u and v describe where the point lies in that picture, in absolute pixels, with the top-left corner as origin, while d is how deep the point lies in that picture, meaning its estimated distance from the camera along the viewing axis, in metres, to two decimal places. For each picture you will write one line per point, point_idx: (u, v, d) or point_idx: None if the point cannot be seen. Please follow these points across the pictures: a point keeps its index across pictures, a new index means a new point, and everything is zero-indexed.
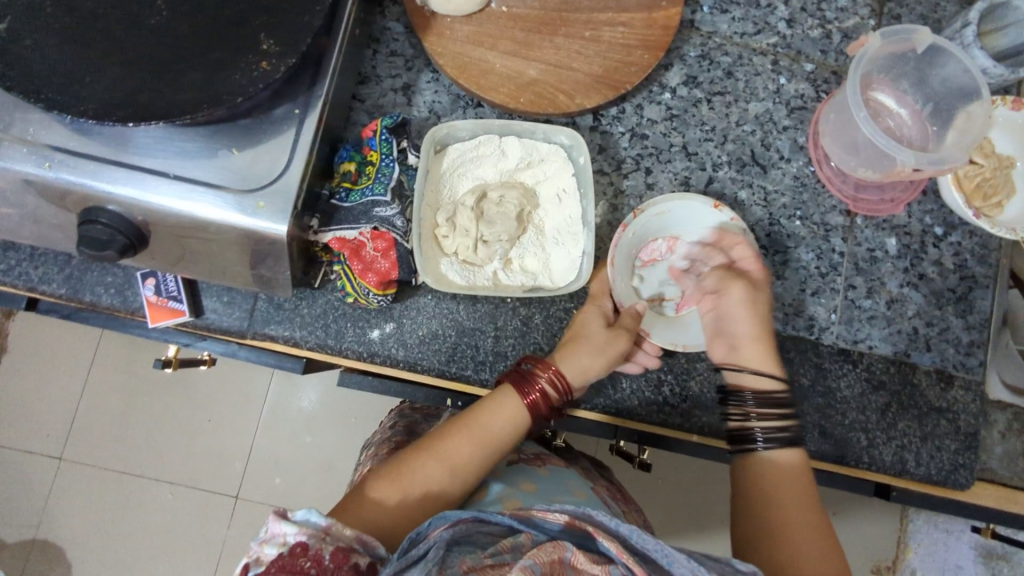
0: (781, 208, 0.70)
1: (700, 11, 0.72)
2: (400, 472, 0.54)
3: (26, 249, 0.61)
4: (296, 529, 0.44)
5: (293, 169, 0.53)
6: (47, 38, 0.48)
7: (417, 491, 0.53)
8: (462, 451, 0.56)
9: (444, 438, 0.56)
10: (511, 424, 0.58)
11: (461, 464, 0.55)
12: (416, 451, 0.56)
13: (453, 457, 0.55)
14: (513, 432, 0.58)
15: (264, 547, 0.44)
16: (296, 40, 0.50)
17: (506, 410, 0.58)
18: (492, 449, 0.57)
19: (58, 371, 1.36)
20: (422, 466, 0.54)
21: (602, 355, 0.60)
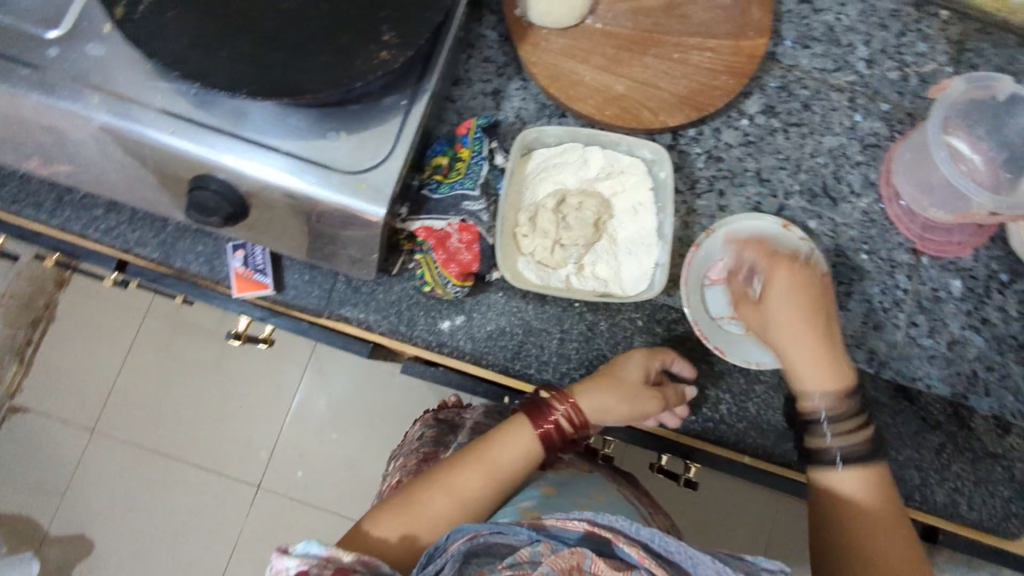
0: (848, 241, 0.71)
1: (782, 45, 0.74)
2: (408, 505, 0.55)
3: (126, 212, 0.64)
4: (297, 561, 0.46)
5: (396, 157, 0.55)
6: (188, 14, 0.51)
7: (425, 526, 0.54)
8: (471, 485, 0.56)
9: (452, 471, 0.57)
10: (521, 458, 0.59)
11: (470, 498, 0.56)
12: (426, 483, 0.56)
13: (462, 491, 0.56)
14: (523, 466, 0.59)
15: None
16: (415, 35, 0.53)
17: (517, 445, 0.59)
18: (502, 482, 0.58)
19: (101, 342, 1.39)
20: (430, 500, 0.55)
21: (627, 404, 0.61)
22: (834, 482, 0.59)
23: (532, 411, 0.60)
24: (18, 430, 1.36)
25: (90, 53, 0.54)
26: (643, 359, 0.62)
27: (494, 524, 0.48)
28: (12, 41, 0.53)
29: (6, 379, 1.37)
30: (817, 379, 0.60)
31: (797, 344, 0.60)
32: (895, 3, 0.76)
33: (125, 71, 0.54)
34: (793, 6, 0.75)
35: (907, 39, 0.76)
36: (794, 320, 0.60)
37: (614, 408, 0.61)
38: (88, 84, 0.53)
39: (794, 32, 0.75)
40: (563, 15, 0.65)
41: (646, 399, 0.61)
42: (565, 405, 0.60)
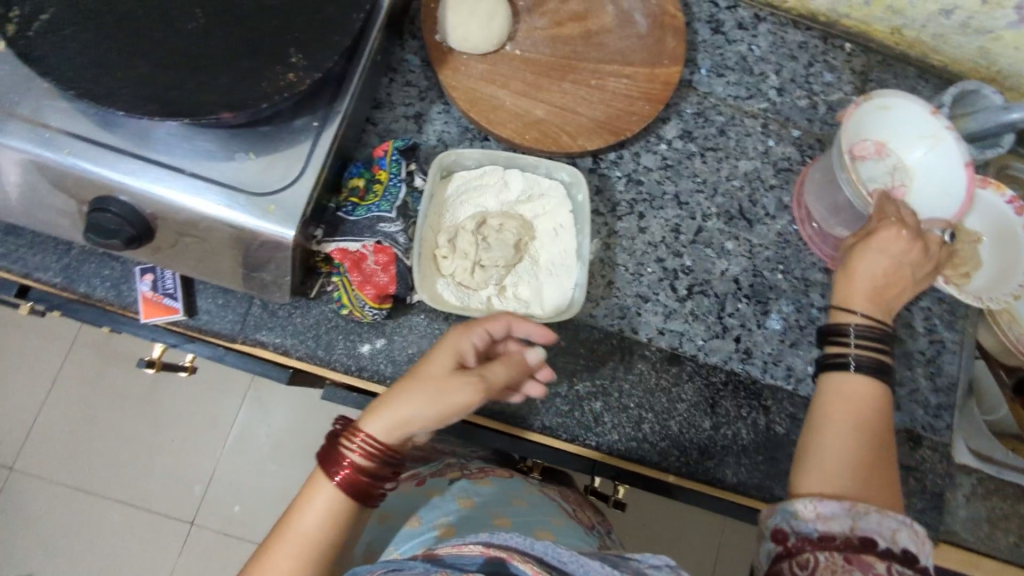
0: (764, 261, 0.74)
1: (698, 73, 0.77)
2: None
3: (27, 235, 0.61)
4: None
5: (305, 178, 0.55)
6: (86, 33, 0.50)
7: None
8: (284, 565, 0.51)
9: (266, 558, 0.51)
10: (330, 512, 0.52)
11: None
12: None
13: (277, 575, 0.50)
14: (337, 517, 0.52)
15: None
16: (323, 57, 0.53)
17: (320, 509, 0.52)
18: (316, 553, 0.51)
19: (21, 375, 1.32)
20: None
21: (427, 411, 0.52)
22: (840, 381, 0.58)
23: (326, 456, 0.53)
24: None
25: None
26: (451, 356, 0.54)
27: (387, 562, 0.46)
28: None
29: None
30: (857, 303, 0.61)
31: (873, 251, 0.61)
32: (803, 36, 0.81)
33: (21, 91, 0.52)
34: (708, 37, 0.79)
35: (814, 69, 0.80)
36: (887, 275, 0.61)
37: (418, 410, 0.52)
38: None
39: (709, 61, 0.78)
40: (482, 40, 0.66)
41: (455, 390, 0.52)
42: (355, 439, 0.52)
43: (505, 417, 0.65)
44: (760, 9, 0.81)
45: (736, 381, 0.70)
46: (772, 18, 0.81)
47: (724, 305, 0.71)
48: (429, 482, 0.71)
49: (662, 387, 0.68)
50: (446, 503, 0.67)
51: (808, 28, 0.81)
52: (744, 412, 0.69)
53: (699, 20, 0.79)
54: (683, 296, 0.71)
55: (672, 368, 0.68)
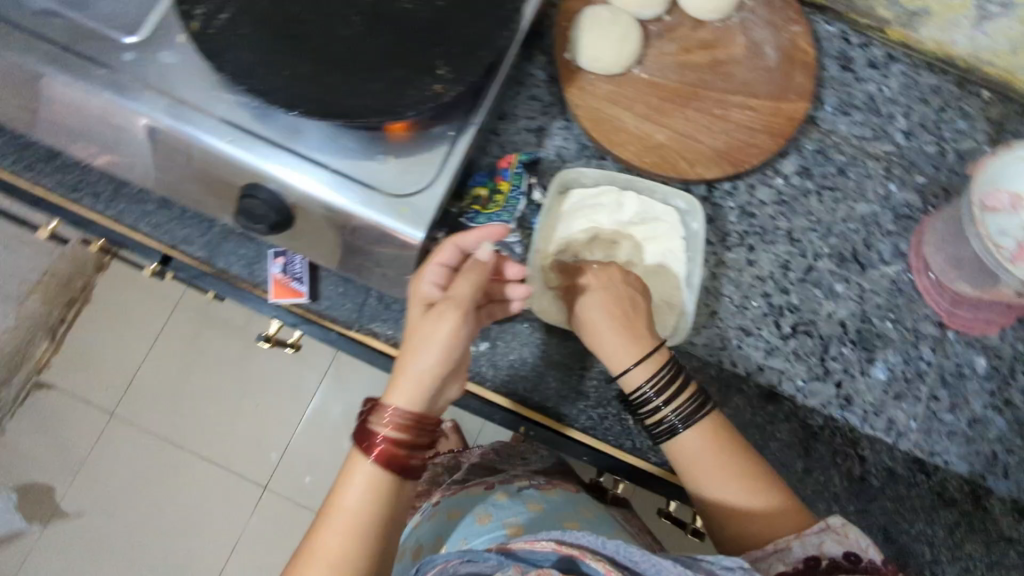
0: (874, 307, 0.72)
1: (823, 110, 0.76)
2: None
3: (177, 210, 0.67)
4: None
5: (438, 184, 0.57)
6: (260, 34, 0.54)
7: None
8: (330, 544, 0.53)
9: (313, 541, 0.54)
10: (369, 491, 0.54)
11: (335, 558, 0.53)
12: (297, 561, 0.54)
13: (325, 555, 0.53)
14: (373, 500, 0.54)
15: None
16: (469, 71, 0.55)
17: (360, 481, 0.54)
18: (361, 527, 0.54)
19: (127, 332, 1.41)
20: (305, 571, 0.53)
21: (429, 359, 0.55)
22: (681, 449, 0.60)
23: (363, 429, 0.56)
24: (38, 409, 1.39)
25: (164, 60, 0.57)
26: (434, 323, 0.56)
27: (462, 552, 0.49)
28: (94, 43, 0.56)
29: (36, 354, 1.42)
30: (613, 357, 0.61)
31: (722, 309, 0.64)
32: (937, 79, 0.78)
33: (194, 80, 0.57)
34: (836, 74, 0.77)
35: (946, 115, 0.77)
36: (608, 327, 0.60)
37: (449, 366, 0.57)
38: (157, 89, 0.56)
39: (835, 99, 0.76)
40: (612, 62, 0.68)
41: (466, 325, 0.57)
42: (383, 414, 0.55)
43: (596, 433, 0.66)
44: (894, 49, 0.78)
45: (832, 427, 0.68)
46: (906, 58, 0.78)
47: (828, 348, 0.70)
48: (498, 487, 0.73)
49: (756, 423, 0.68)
50: (513, 506, 0.69)
51: (944, 72, 0.78)
52: (839, 459, 0.68)
53: (829, 56, 0.77)
54: (786, 334, 0.70)
55: (767, 406, 0.68)
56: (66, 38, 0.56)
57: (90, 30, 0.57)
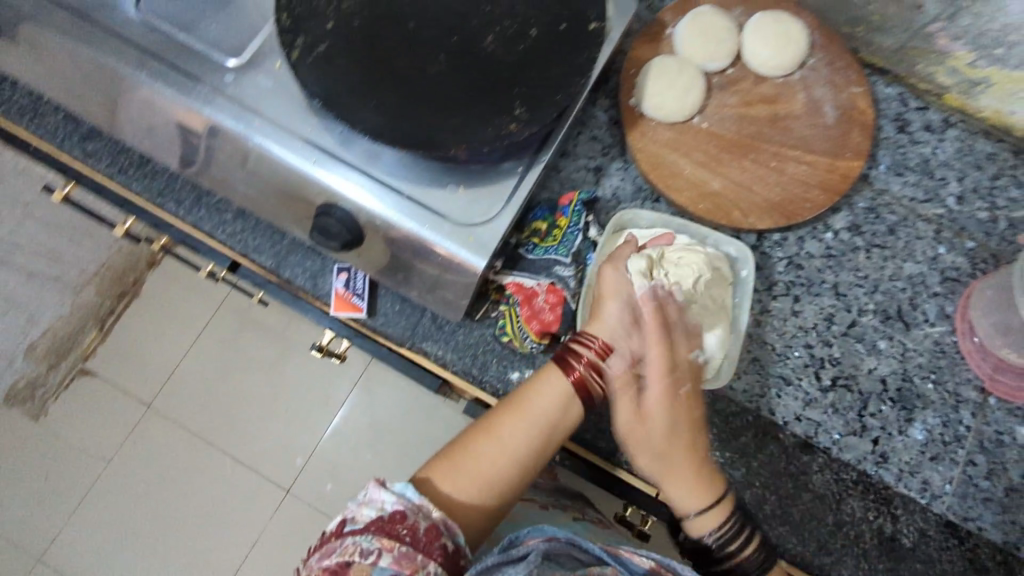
0: (916, 367, 0.72)
1: (876, 169, 0.78)
2: (463, 457, 0.58)
3: (251, 220, 0.71)
4: (394, 498, 0.53)
5: (504, 216, 0.60)
6: (352, 65, 0.58)
7: (469, 485, 0.57)
8: (514, 432, 0.59)
9: (497, 420, 0.60)
10: (560, 401, 0.60)
11: (515, 445, 0.58)
12: (469, 436, 0.59)
13: (507, 442, 0.58)
14: (563, 410, 0.60)
15: (363, 508, 0.52)
16: (543, 113, 0.58)
17: (551, 391, 0.60)
18: (544, 428, 0.59)
19: (174, 324, 1.46)
20: (475, 453, 0.58)
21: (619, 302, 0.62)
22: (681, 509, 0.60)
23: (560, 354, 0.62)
24: None
25: (260, 82, 0.61)
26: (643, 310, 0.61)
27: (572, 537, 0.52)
28: (198, 62, 0.61)
29: None
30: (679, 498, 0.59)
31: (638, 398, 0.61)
32: (993, 147, 0.79)
33: (285, 103, 0.61)
34: (891, 135, 0.79)
35: (1000, 182, 0.78)
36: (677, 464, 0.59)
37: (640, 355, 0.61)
38: (252, 109, 0.60)
39: (888, 159, 0.78)
40: (674, 110, 0.71)
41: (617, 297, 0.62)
42: (587, 341, 0.61)
43: (632, 468, 0.70)
44: (951, 114, 0.80)
45: (866, 483, 0.69)
46: (962, 124, 0.80)
47: (867, 403, 0.71)
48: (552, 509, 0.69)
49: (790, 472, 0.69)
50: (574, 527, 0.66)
51: (1000, 140, 0.79)
52: (870, 515, 0.69)
53: (885, 117, 0.79)
54: (826, 386, 0.71)
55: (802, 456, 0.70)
56: (174, 57, 0.61)
57: (196, 50, 0.61)
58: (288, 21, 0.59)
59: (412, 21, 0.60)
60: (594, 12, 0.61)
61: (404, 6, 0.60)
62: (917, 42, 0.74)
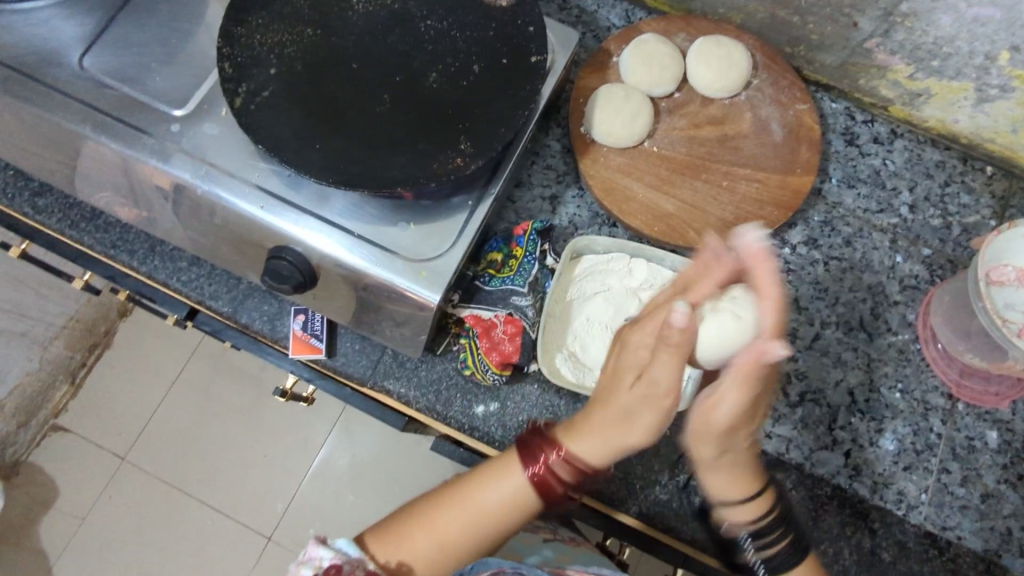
0: (882, 376, 0.72)
1: (828, 182, 0.79)
2: (397, 532, 0.61)
3: (206, 267, 0.70)
4: (331, 555, 0.57)
5: (455, 250, 0.60)
6: (296, 108, 0.58)
7: (408, 561, 0.60)
8: (449, 521, 0.60)
9: (440, 506, 0.61)
10: (508, 508, 0.60)
11: (452, 535, 0.60)
12: (412, 517, 0.61)
13: (440, 533, 0.60)
14: (512, 513, 0.60)
15: (303, 567, 0.57)
16: (488, 146, 0.58)
17: (506, 486, 0.60)
18: (484, 525, 0.60)
19: (147, 375, 1.45)
20: (414, 537, 0.60)
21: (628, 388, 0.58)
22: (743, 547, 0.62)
23: (524, 451, 0.60)
24: (56, 450, 1.42)
25: (207, 130, 0.61)
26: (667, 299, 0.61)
27: (515, 565, 0.64)
28: (144, 114, 0.61)
29: (54, 399, 1.44)
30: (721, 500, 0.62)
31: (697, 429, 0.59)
32: (940, 155, 0.80)
33: (231, 150, 0.61)
34: (841, 148, 0.80)
35: (950, 189, 0.79)
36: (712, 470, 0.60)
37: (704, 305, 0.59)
38: (198, 157, 0.60)
39: (840, 172, 0.79)
40: (624, 136, 0.72)
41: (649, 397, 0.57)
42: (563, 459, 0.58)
43: (602, 496, 0.68)
44: (897, 125, 0.82)
45: (842, 498, 0.68)
46: (909, 135, 0.81)
47: (836, 417, 0.70)
48: (524, 533, 0.74)
49: None
50: (543, 551, 0.70)
51: (947, 148, 0.81)
52: (848, 531, 0.67)
53: (834, 132, 0.81)
54: (794, 402, 0.71)
55: (775, 474, 0.69)
56: (119, 110, 0.61)
57: (142, 102, 0.61)
58: (231, 69, 0.59)
59: (355, 62, 0.61)
60: (536, 45, 0.62)
61: (347, 49, 0.61)
62: (857, 58, 0.76)
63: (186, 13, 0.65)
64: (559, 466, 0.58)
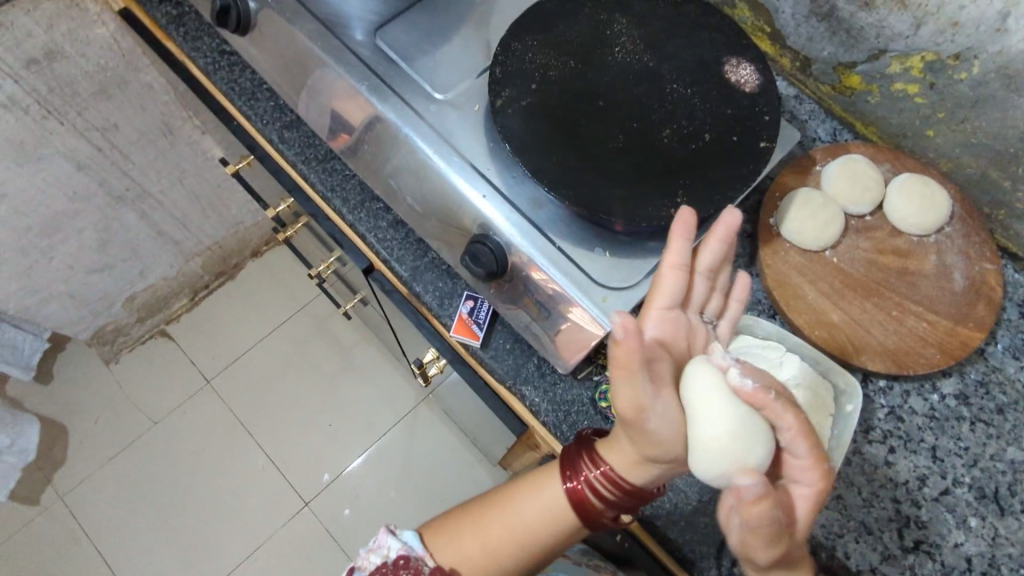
0: (1005, 555, 0.69)
1: (993, 346, 0.78)
2: (449, 528, 0.69)
3: (403, 233, 0.76)
4: (397, 545, 0.69)
5: (639, 289, 0.64)
6: (542, 123, 0.65)
7: (452, 558, 0.67)
8: (492, 528, 0.66)
9: (485, 513, 0.67)
10: (546, 515, 0.64)
11: (494, 542, 0.66)
12: (461, 519, 0.69)
13: (484, 535, 0.66)
14: (549, 525, 0.64)
15: (374, 554, 0.70)
16: (702, 207, 0.63)
17: (543, 505, 0.64)
18: (529, 534, 0.64)
19: (256, 314, 1.60)
20: (462, 539, 0.68)
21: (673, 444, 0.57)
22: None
23: (564, 462, 0.63)
24: (156, 352, 1.56)
25: (457, 118, 0.69)
26: (675, 223, 0.58)
27: None
28: (411, 89, 0.70)
29: (173, 308, 1.57)
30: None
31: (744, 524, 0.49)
32: None
33: (472, 140, 0.68)
34: (1014, 318, 0.79)
35: None
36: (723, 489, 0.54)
37: (708, 260, 0.61)
38: (443, 137, 0.68)
39: (1008, 340, 0.78)
40: (811, 238, 0.75)
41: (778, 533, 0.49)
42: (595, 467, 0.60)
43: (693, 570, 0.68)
44: None
45: None
46: None
47: None
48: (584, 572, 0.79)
49: None
50: None
51: None
52: None
53: (1010, 301, 0.80)
54: (908, 547, 0.69)
55: None
56: (392, 80, 0.70)
57: (413, 79, 0.70)
58: (499, 74, 0.67)
59: (603, 100, 0.67)
60: (766, 133, 0.67)
61: (599, 86, 0.68)
62: None
63: (468, 20, 0.74)
64: (596, 483, 0.60)
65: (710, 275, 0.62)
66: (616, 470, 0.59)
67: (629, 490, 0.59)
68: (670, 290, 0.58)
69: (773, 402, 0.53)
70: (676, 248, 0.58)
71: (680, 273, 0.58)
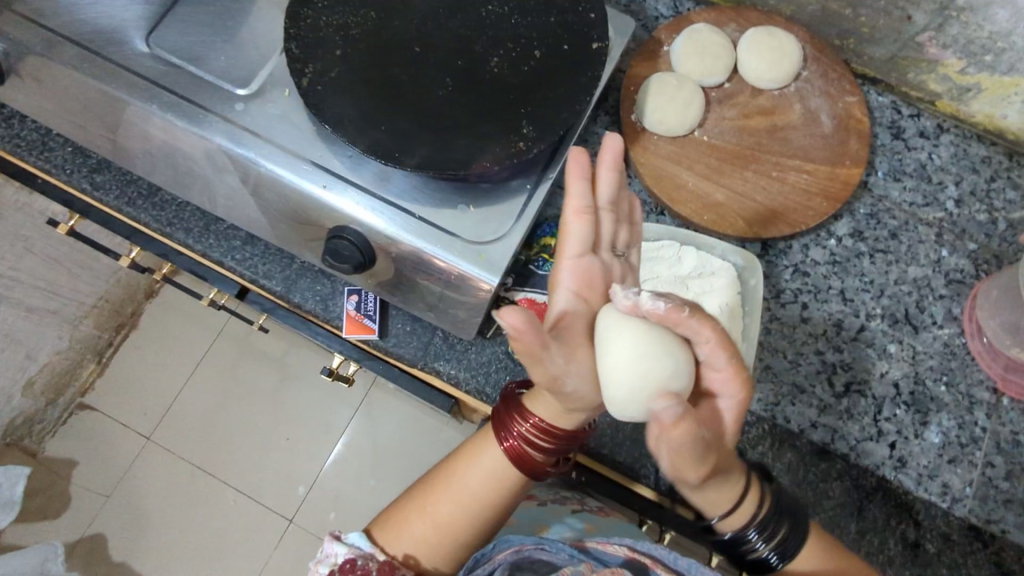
0: (927, 369, 0.72)
1: (875, 175, 0.79)
2: (425, 496, 0.65)
3: (260, 246, 0.71)
4: (345, 550, 0.63)
5: (514, 235, 0.60)
6: (359, 90, 0.59)
7: (405, 546, 0.64)
8: (470, 475, 0.64)
9: (457, 466, 0.65)
10: (491, 477, 0.63)
11: (476, 489, 0.63)
12: (433, 483, 0.65)
13: (462, 487, 0.64)
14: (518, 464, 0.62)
15: (320, 565, 0.62)
16: (550, 131, 0.59)
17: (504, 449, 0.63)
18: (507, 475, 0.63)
19: (171, 356, 1.46)
20: (410, 522, 0.64)
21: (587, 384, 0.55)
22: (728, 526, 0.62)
23: (496, 424, 0.62)
24: (80, 427, 1.42)
25: (269, 109, 0.62)
26: (570, 163, 0.56)
27: (537, 541, 0.60)
28: (208, 92, 0.62)
29: (81, 377, 1.44)
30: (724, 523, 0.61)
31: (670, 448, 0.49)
32: (986, 150, 0.80)
33: (292, 129, 0.61)
34: (887, 142, 0.80)
35: (997, 185, 0.78)
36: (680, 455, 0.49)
37: (605, 194, 0.58)
38: (259, 134, 0.61)
39: (886, 165, 0.79)
40: (675, 125, 0.73)
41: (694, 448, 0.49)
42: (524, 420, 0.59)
43: (651, 482, 0.73)
44: (944, 120, 0.81)
45: (883, 485, 0.69)
46: (955, 130, 0.81)
47: (882, 409, 0.71)
48: (550, 505, 0.78)
49: (809, 481, 0.70)
50: (570, 521, 0.73)
51: (993, 144, 0.80)
52: (893, 521, 0.69)
53: (880, 126, 0.80)
54: (839, 392, 0.71)
55: (821, 464, 0.70)
56: (183, 87, 0.62)
57: (207, 82, 0.62)
58: (296, 49, 0.60)
59: (417, 46, 0.61)
60: (596, 32, 0.62)
61: (409, 32, 0.61)
62: (908, 51, 0.76)
63: None
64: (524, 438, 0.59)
65: (613, 207, 0.59)
66: (545, 420, 0.58)
67: (564, 437, 0.59)
68: (578, 234, 0.56)
69: (689, 319, 0.51)
70: (575, 192, 0.56)
71: (586, 216, 0.56)
